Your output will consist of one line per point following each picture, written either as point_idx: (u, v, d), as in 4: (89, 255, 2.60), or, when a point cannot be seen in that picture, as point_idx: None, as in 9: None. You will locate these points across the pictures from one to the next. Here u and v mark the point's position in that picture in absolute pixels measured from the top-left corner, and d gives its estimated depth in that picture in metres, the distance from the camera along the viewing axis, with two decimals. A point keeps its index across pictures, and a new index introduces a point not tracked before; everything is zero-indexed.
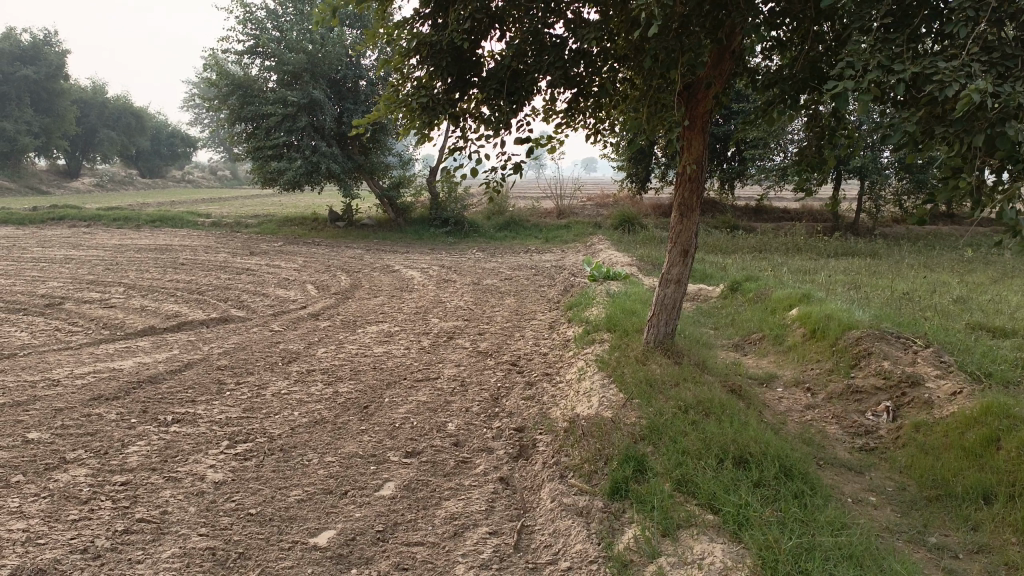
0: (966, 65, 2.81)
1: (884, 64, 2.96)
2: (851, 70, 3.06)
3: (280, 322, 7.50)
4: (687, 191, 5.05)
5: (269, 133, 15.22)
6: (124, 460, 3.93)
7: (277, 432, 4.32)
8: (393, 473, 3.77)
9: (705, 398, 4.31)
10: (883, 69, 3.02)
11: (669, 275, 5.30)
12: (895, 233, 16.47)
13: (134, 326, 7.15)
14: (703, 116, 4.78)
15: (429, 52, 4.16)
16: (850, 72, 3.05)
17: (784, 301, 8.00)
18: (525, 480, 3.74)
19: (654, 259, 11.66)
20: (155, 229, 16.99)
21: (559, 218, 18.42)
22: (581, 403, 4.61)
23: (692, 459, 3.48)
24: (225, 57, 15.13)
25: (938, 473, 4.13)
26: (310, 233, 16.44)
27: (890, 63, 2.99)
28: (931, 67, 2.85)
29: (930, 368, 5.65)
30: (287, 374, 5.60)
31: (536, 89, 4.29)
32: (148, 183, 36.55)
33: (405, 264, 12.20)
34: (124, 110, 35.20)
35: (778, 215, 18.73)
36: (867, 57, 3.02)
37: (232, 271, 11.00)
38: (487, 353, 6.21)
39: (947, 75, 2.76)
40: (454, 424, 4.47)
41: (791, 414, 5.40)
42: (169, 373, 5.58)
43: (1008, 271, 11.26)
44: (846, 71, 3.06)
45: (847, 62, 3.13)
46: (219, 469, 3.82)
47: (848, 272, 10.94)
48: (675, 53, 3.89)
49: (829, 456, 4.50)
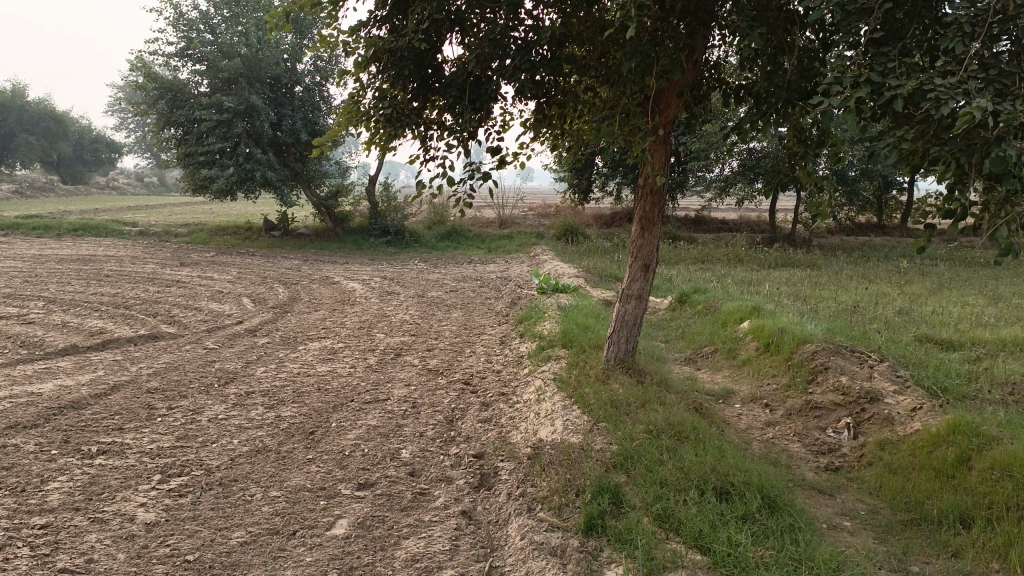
0: (968, 81, 2.50)
1: (878, 79, 2.65)
2: (846, 84, 2.74)
3: (215, 339, 7.07)
4: (649, 204, 4.87)
5: (201, 139, 14.65)
6: (43, 498, 3.53)
7: (215, 464, 3.97)
8: (346, 508, 3.47)
9: (675, 421, 4.16)
10: (878, 84, 2.71)
11: (630, 290, 5.11)
12: (830, 243, 16.75)
13: (54, 344, 6.64)
14: (670, 122, 4.59)
15: (388, 57, 3.92)
16: (844, 87, 2.73)
17: (734, 314, 7.92)
18: (489, 513, 3.50)
19: (600, 270, 11.55)
20: (78, 238, 16.19)
21: (501, 228, 18.23)
22: (543, 427, 4.38)
23: (672, 491, 3.31)
24: (152, 59, 14.51)
25: (911, 495, 4.03)
26: (244, 243, 15.88)
27: (884, 76, 2.69)
28: (930, 83, 2.54)
29: (888, 383, 5.57)
30: (224, 397, 5.21)
31: (498, 95, 4.07)
32: (70, 191, 35.09)
33: (345, 275, 11.80)
34: (45, 114, 33.79)
35: (717, 225, 18.91)
36: (859, 71, 2.72)
37: (161, 284, 10.47)
38: (437, 372, 5.93)
39: (948, 92, 2.46)
40: (409, 451, 4.19)
41: (752, 432, 5.25)
42: (94, 397, 5.14)
43: (946, 282, 11.46)
44: (839, 86, 2.75)
45: (839, 78, 2.83)
46: (151, 508, 3.46)
47: (790, 283, 10.99)
48: (646, 62, 3.73)
49: (796, 478, 4.34)
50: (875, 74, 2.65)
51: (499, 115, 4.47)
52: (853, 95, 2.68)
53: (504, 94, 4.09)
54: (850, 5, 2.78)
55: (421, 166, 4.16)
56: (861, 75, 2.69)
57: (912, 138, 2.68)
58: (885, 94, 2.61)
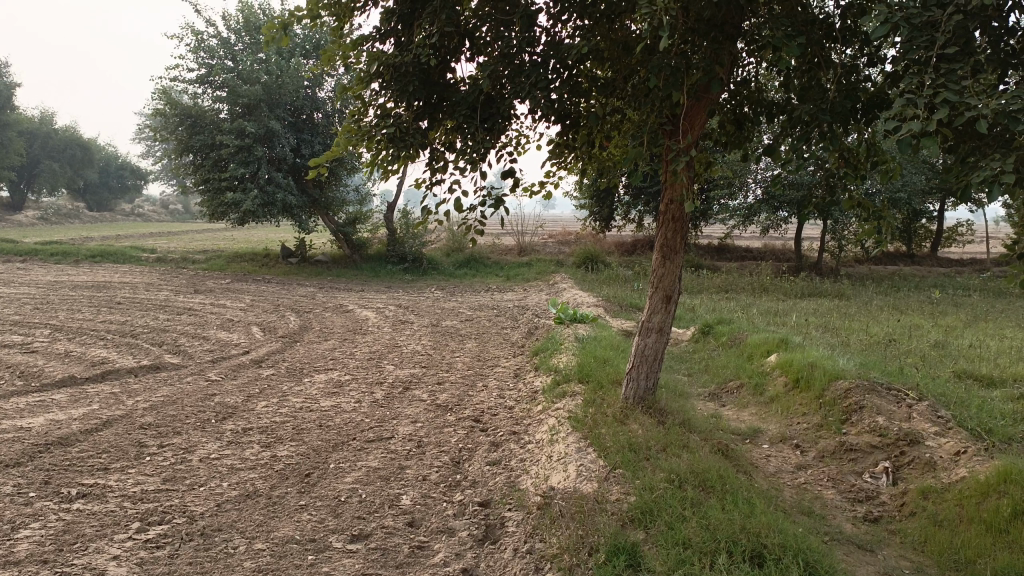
0: None
1: (954, 99, 2.33)
2: (918, 107, 2.42)
3: (219, 370, 6.82)
4: (671, 230, 4.55)
5: (219, 165, 14.56)
6: (11, 549, 3.25)
7: (199, 511, 3.67)
8: (335, 565, 3.17)
9: (700, 469, 3.82)
10: (952, 105, 2.39)
11: (650, 323, 4.78)
12: (858, 272, 16.31)
13: (52, 375, 6.41)
14: (696, 137, 4.31)
15: (391, 72, 3.64)
16: (916, 110, 2.41)
17: (761, 346, 7.54)
18: (493, 573, 3.19)
19: (621, 299, 11.23)
20: (96, 264, 16.13)
21: (520, 255, 17.98)
22: (555, 473, 4.05)
23: (706, 559, 2.97)
24: (172, 86, 14.50)
25: (960, 553, 3.65)
26: (259, 270, 15.71)
27: (959, 96, 2.36)
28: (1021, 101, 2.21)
29: (928, 424, 5.16)
30: (219, 434, 4.93)
31: (511, 115, 3.78)
32: (96, 217, 35.39)
33: (359, 304, 11.56)
34: (71, 142, 34.13)
35: (740, 253, 18.54)
36: (930, 91, 2.40)
37: (172, 312, 10.26)
38: (446, 408, 5.61)
39: None
40: (409, 497, 3.88)
41: (782, 477, 4.86)
42: (84, 434, 4.87)
43: (982, 313, 11.00)
44: (909, 110, 2.43)
45: (908, 101, 2.51)
46: (123, 562, 3.16)
47: (818, 313, 10.59)
48: (675, 76, 3.42)
49: (832, 531, 3.97)
50: (951, 94, 2.33)
51: (515, 136, 4.15)
52: (928, 120, 2.37)
53: (519, 113, 3.80)
54: (915, 19, 2.48)
55: (432, 193, 3.85)
56: (932, 96, 2.37)
57: (1004, 167, 2.35)
58: (962, 116, 2.30)
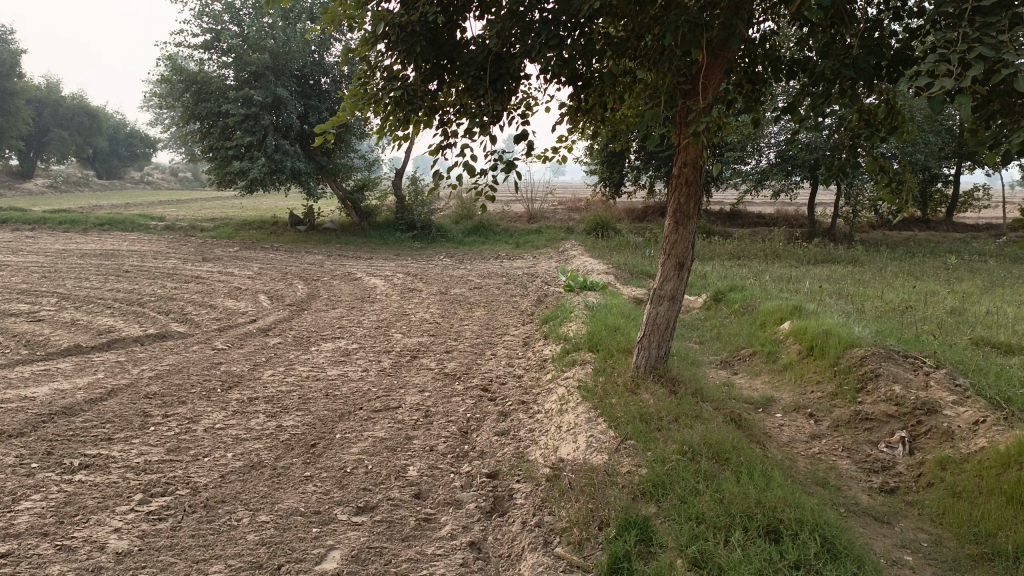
0: None
1: (990, 54, 2.18)
2: (951, 63, 2.26)
3: (225, 339, 6.76)
4: (684, 195, 4.42)
5: (226, 132, 14.41)
6: (10, 521, 3.20)
7: (203, 482, 3.61)
8: (340, 538, 3.11)
9: (712, 439, 3.73)
10: (987, 60, 2.24)
11: (662, 291, 4.67)
12: (872, 238, 16.09)
13: (57, 344, 6.36)
14: (712, 98, 4.14)
15: (397, 33, 3.48)
16: (948, 66, 2.25)
17: (774, 314, 7.42)
18: (499, 546, 3.13)
19: (631, 266, 11.09)
20: (105, 232, 16.08)
21: (529, 222, 17.84)
22: (564, 444, 3.97)
23: (718, 535, 2.89)
24: (177, 52, 14.32)
25: (981, 525, 3.56)
26: (268, 238, 15.62)
27: (996, 51, 2.21)
28: None
29: (945, 393, 5.04)
30: (224, 404, 4.87)
31: (521, 76, 3.64)
32: (106, 186, 35.35)
33: (367, 272, 11.45)
34: (80, 109, 33.94)
35: (753, 219, 18.34)
36: (965, 45, 2.24)
37: (180, 280, 10.19)
38: (455, 377, 5.54)
39: None
40: (416, 468, 3.81)
41: (795, 446, 4.77)
42: (88, 403, 4.82)
43: (999, 280, 10.81)
44: (941, 66, 2.27)
45: (942, 57, 2.35)
46: (124, 535, 3.10)
47: (832, 280, 10.43)
48: (693, 34, 3.25)
49: (848, 503, 3.88)
50: (987, 49, 2.18)
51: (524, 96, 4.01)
52: (962, 77, 2.21)
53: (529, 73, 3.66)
54: None
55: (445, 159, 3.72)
56: (967, 51, 2.22)
57: None
58: (997, 73, 2.15)
